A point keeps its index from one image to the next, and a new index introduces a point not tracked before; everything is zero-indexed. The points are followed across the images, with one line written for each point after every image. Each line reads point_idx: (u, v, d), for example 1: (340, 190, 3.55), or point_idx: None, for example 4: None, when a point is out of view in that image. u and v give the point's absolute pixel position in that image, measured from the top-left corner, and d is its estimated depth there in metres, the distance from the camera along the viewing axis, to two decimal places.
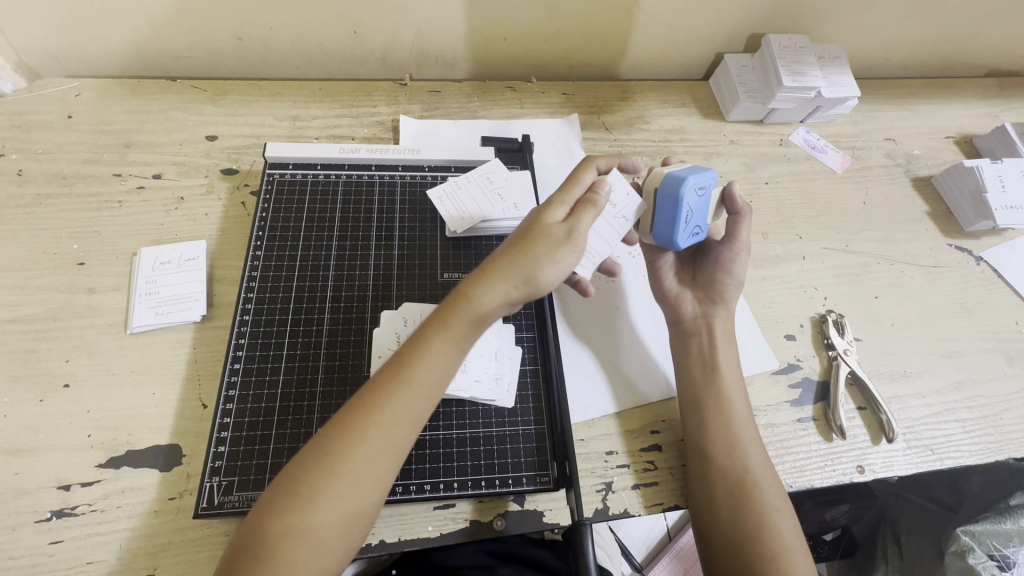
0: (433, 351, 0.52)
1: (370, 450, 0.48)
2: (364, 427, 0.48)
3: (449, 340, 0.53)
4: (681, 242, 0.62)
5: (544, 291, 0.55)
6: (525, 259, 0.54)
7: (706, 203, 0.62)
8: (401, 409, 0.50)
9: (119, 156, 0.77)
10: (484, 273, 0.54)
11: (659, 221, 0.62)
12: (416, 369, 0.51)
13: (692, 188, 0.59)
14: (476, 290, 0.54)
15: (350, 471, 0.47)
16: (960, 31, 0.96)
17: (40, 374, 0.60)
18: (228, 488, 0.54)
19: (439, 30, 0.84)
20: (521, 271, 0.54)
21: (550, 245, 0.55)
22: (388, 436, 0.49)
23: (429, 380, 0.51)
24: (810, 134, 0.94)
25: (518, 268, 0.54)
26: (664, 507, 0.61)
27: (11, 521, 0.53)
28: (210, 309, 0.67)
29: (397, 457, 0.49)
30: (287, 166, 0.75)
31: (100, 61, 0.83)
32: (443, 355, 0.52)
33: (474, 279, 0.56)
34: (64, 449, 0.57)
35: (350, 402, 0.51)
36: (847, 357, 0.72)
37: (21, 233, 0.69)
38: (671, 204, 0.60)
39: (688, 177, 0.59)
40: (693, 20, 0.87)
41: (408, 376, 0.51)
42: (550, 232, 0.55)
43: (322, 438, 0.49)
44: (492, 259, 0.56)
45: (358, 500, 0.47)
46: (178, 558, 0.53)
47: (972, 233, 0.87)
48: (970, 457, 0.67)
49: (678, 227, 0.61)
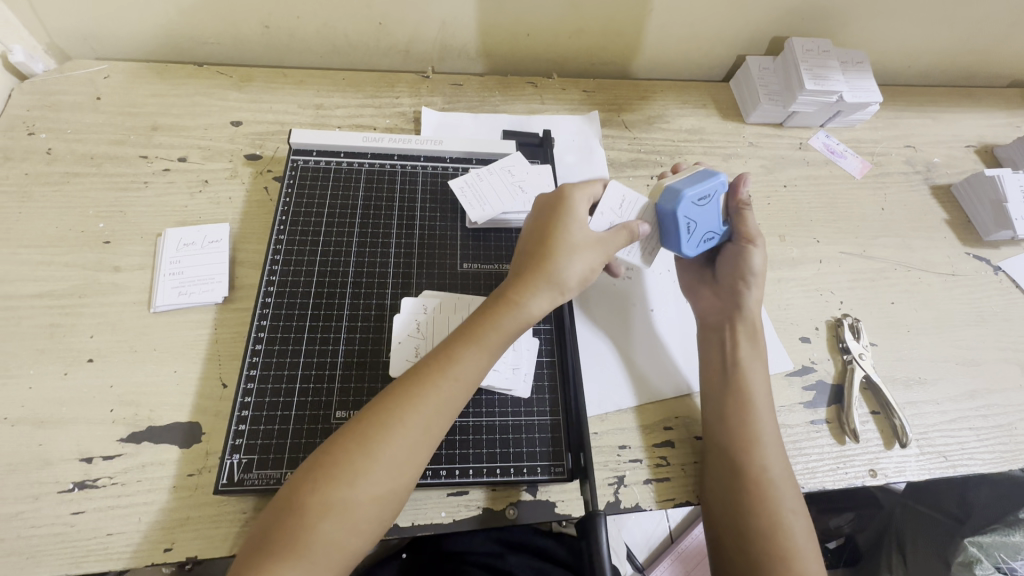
0: (475, 347, 0.54)
1: (411, 438, 0.49)
2: (407, 414, 0.49)
3: (491, 338, 0.54)
4: (690, 252, 0.64)
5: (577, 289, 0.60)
6: (566, 264, 0.58)
7: (710, 211, 0.64)
8: (447, 399, 0.51)
9: (146, 138, 0.78)
10: (524, 281, 0.57)
11: (664, 235, 0.65)
12: (461, 360, 0.53)
13: (689, 201, 0.62)
14: (519, 290, 0.56)
15: (389, 454, 0.48)
16: (984, 40, 0.95)
17: (64, 349, 0.62)
18: (248, 466, 0.55)
19: (463, 26, 0.84)
20: (560, 274, 0.57)
21: (587, 252, 0.59)
22: (429, 424, 0.50)
23: (471, 375, 0.53)
24: (829, 138, 0.94)
25: (559, 275, 0.57)
26: (675, 503, 0.62)
27: (34, 490, 0.54)
28: (231, 291, 0.68)
29: (433, 445, 0.51)
30: (311, 153, 0.75)
31: (129, 44, 0.84)
32: (488, 349, 0.54)
33: (516, 281, 0.57)
34: (88, 423, 0.58)
35: (393, 387, 0.51)
36: (862, 361, 0.72)
37: (50, 210, 0.70)
38: (670, 218, 0.62)
39: (683, 190, 0.61)
40: (715, 22, 0.88)
41: (452, 370, 0.52)
42: (579, 242, 0.59)
43: (365, 419, 0.49)
44: (521, 267, 0.59)
45: (393, 484, 0.48)
46: (196, 533, 0.54)
47: (990, 243, 0.87)
48: (983, 465, 0.67)
49: (684, 238, 0.63)
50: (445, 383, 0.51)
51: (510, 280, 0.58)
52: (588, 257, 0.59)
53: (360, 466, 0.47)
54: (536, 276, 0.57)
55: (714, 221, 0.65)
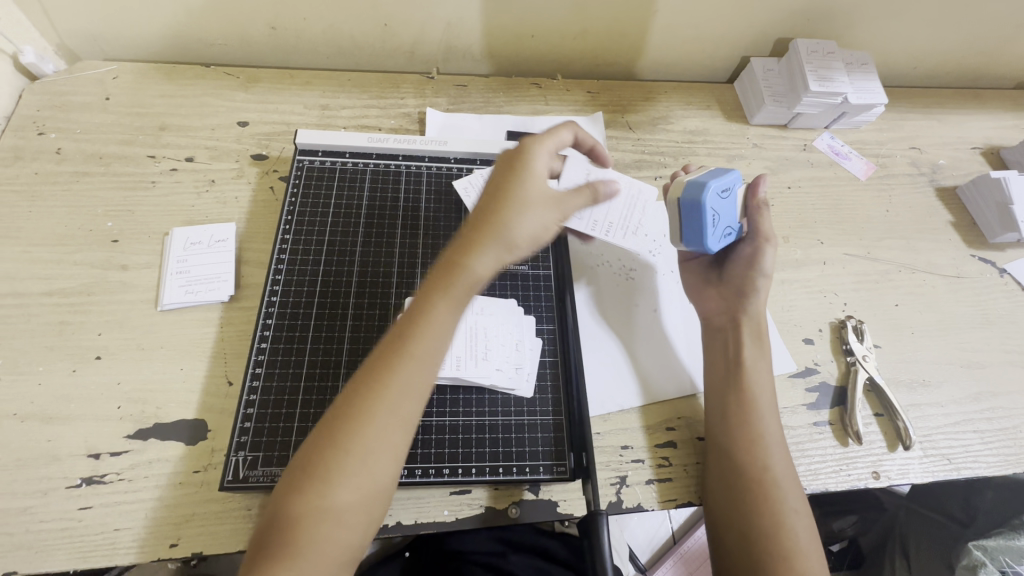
0: (432, 322, 0.51)
1: (379, 421, 0.48)
2: (373, 399, 0.49)
3: (446, 306, 0.52)
4: (714, 246, 0.65)
5: (530, 247, 0.56)
6: (512, 221, 0.55)
7: (728, 206, 0.66)
8: (410, 378, 0.50)
9: (154, 138, 0.79)
10: (470, 245, 0.54)
11: (688, 229, 0.64)
12: (419, 335, 0.51)
13: (714, 193, 0.63)
14: (466, 256, 0.54)
15: (362, 442, 0.47)
16: (991, 42, 0.95)
17: (73, 346, 0.62)
18: (253, 463, 0.56)
19: (468, 27, 0.85)
20: (509, 233, 0.55)
21: (540, 209, 0.57)
22: (397, 406, 0.49)
23: (433, 347, 0.51)
24: (834, 140, 0.94)
25: (506, 232, 0.55)
26: (677, 503, 0.62)
27: (43, 485, 0.55)
28: (237, 289, 0.68)
29: (407, 425, 0.50)
30: (317, 153, 0.76)
31: (137, 45, 0.85)
32: (448, 319, 0.52)
33: (460, 247, 0.55)
34: (96, 419, 0.59)
35: (356, 377, 0.51)
36: (866, 363, 0.72)
37: (59, 209, 0.71)
38: (696, 210, 0.63)
39: (710, 182, 0.62)
40: (719, 23, 0.88)
41: (410, 347, 0.51)
42: (524, 199, 0.56)
43: (335, 410, 0.49)
44: (466, 232, 0.56)
45: (371, 471, 0.47)
46: (201, 529, 0.54)
47: (995, 245, 0.87)
48: (987, 468, 0.67)
49: (710, 231, 0.63)
50: (406, 361, 0.50)
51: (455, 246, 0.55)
52: (536, 213, 0.56)
53: (335, 461, 0.47)
54: (482, 240, 0.54)
55: (730, 217, 0.67)
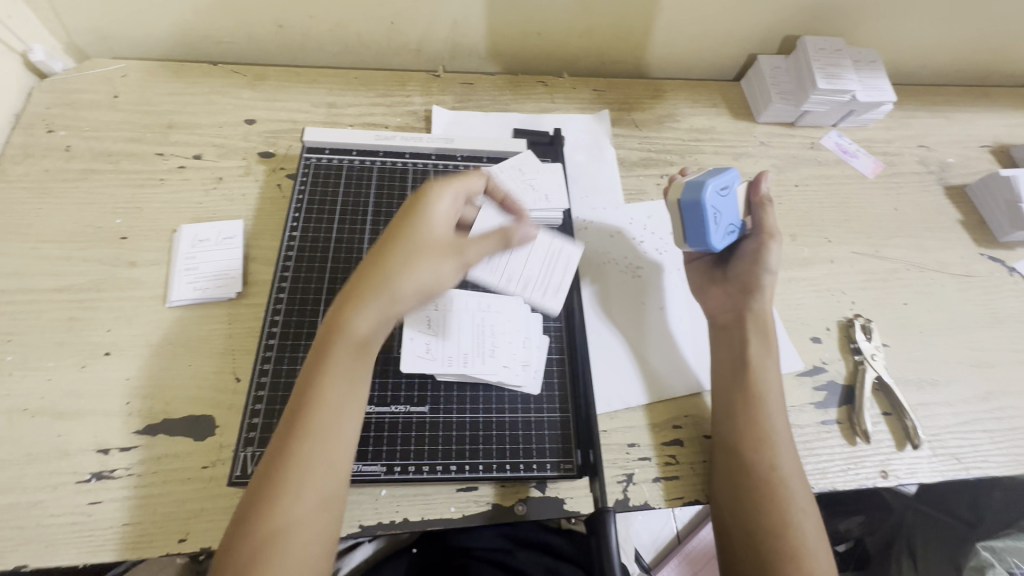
0: (329, 371, 0.50)
1: (293, 466, 0.47)
2: (286, 447, 0.48)
3: (339, 356, 0.51)
4: (718, 245, 0.64)
5: (420, 298, 0.54)
6: (396, 271, 0.53)
7: (729, 204, 0.65)
8: (321, 460, 0.48)
9: (162, 136, 0.79)
10: (352, 299, 0.53)
11: (690, 230, 0.64)
12: (318, 388, 0.50)
13: (713, 193, 0.62)
14: (348, 309, 0.52)
15: (281, 486, 0.46)
16: (1000, 39, 0.94)
17: (83, 342, 0.63)
18: (261, 459, 0.56)
19: (474, 25, 0.85)
20: (393, 284, 0.53)
21: (427, 258, 0.55)
22: (309, 447, 0.48)
23: (336, 388, 0.50)
24: (841, 138, 0.93)
25: (390, 285, 0.53)
26: (684, 501, 0.62)
27: (53, 480, 0.55)
28: (245, 286, 0.68)
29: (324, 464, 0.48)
30: (324, 151, 0.76)
31: (146, 44, 0.85)
32: (346, 378, 0.51)
33: (345, 300, 0.53)
34: (105, 415, 0.59)
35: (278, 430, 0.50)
36: (873, 361, 0.72)
37: (68, 206, 0.72)
38: (697, 211, 0.63)
39: (707, 182, 0.62)
40: (726, 20, 0.87)
41: (312, 394, 0.49)
42: (412, 248, 0.55)
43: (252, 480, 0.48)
44: (355, 284, 0.54)
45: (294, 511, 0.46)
46: (210, 524, 0.55)
47: (1005, 244, 0.86)
48: (997, 468, 0.66)
49: (712, 231, 0.63)
50: (309, 406, 0.49)
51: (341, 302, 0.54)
52: (423, 262, 0.54)
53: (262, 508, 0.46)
54: (365, 291, 0.53)
55: (733, 215, 0.66)
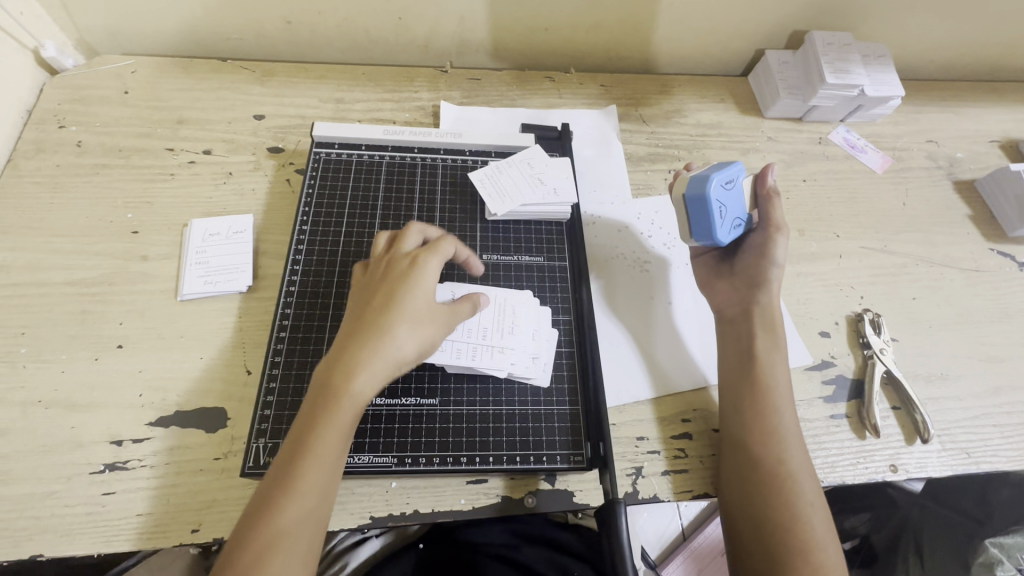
0: (329, 430, 0.49)
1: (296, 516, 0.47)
2: (286, 498, 0.47)
3: (337, 418, 0.50)
4: (724, 239, 0.64)
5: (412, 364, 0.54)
6: (394, 339, 0.52)
7: (734, 198, 0.65)
8: (318, 512, 0.48)
9: (172, 131, 0.80)
10: (348, 365, 0.51)
11: (695, 225, 0.64)
12: (317, 442, 0.49)
13: (717, 186, 0.62)
14: (347, 374, 0.50)
15: (283, 535, 0.46)
16: (1010, 33, 0.94)
17: (95, 335, 0.63)
18: (273, 450, 0.56)
19: (482, 20, 0.85)
20: (392, 352, 0.52)
21: (422, 325, 0.54)
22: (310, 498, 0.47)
23: (337, 439, 0.49)
24: (849, 133, 0.93)
25: (388, 352, 0.52)
26: (693, 494, 0.62)
27: (67, 471, 0.56)
28: (255, 280, 0.69)
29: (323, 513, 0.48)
30: (333, 146, 0.76)
31: (155, 40, 0.86)
32: (344, 430, 0.50)
33: (341, 363, 0.51)
34: (118, 407, 0.59)
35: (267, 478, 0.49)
36: (883, 356, 0.72)
37: (80, 201, 0.72)
38: (702, 205, 0.62)
39: (711, 176, 0.61)
40: (734, 15, 0.87)
41: (312, 447, 0.48)
42: (406, 313, 0.54)
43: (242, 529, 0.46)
44: (347, 349, 0.52)
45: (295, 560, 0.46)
46: (222, 515, 0.55)
47: (1014, 239, 0.86)
48: (1006, 462, 0.66)
49: (718, 225, 0.63)
50: (310, 458, 0.48)
51: (333, 363, 0.52)
52: (420, 330, 0.54)
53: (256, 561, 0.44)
54: (362, 357, 0.51)
55: (739, 209, 0.66)
